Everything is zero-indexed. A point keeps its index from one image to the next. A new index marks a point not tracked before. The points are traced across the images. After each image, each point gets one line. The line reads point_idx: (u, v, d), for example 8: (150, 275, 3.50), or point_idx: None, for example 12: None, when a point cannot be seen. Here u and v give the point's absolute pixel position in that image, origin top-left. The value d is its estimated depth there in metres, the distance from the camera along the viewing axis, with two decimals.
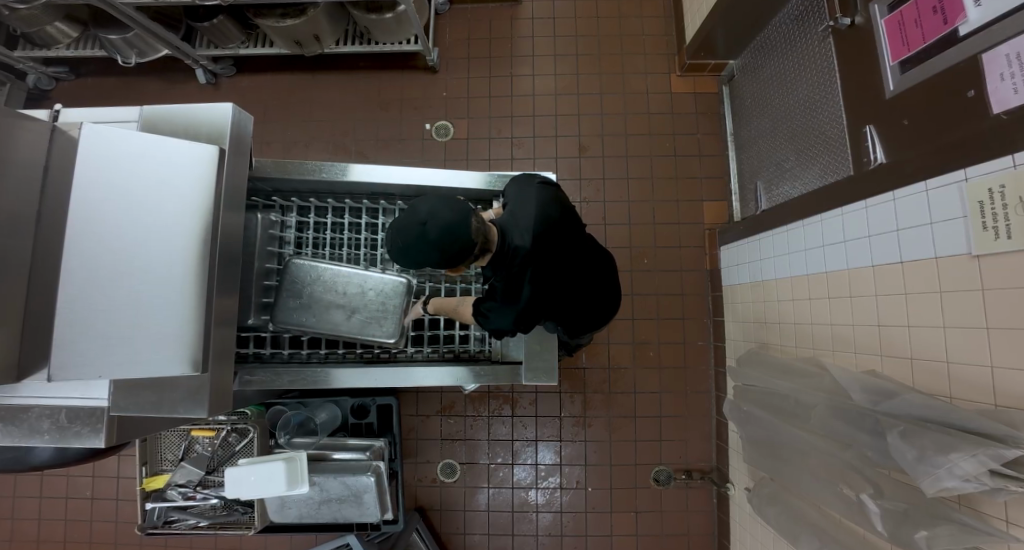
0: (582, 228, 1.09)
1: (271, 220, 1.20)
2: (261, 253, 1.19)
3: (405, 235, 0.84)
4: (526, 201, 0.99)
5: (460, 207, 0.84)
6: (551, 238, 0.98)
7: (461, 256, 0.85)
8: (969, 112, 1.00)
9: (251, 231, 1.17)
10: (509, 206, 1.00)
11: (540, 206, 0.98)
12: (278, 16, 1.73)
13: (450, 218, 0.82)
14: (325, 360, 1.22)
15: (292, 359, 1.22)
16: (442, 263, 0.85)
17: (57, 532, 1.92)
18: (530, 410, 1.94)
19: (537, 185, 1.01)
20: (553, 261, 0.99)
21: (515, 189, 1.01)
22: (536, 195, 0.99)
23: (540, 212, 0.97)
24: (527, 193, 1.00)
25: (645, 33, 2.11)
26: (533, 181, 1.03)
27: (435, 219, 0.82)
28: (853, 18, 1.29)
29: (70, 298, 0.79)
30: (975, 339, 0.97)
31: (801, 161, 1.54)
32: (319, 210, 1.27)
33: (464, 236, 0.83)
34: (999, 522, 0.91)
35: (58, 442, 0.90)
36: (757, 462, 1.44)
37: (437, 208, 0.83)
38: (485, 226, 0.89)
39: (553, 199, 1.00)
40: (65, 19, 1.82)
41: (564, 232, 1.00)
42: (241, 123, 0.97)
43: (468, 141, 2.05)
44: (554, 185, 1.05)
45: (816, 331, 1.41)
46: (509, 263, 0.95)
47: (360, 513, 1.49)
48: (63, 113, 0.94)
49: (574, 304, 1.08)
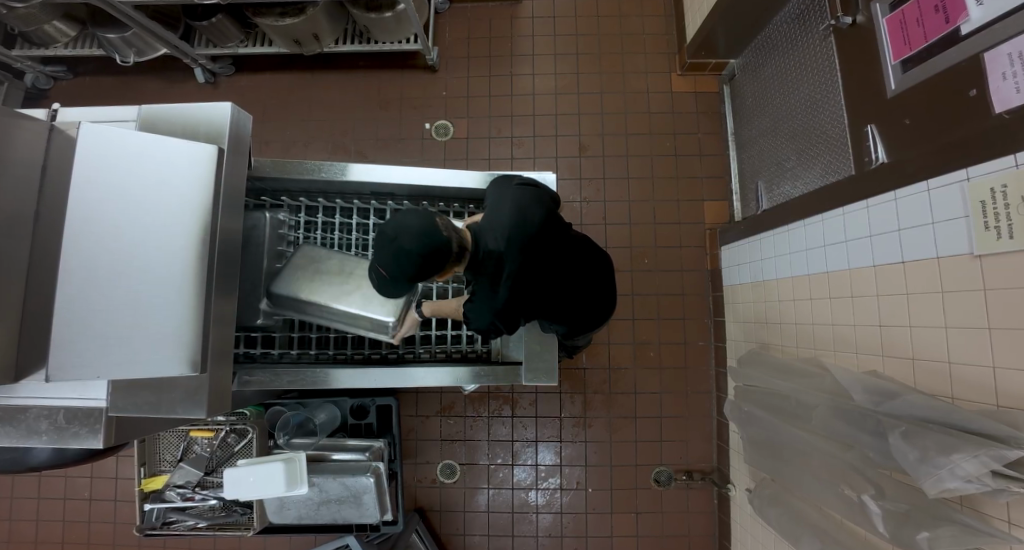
0: (567, 227, 1.07)
1: (279, 220, 1.16)
2: (270, 254, 1.14)
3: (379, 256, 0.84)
4: (501, 202, 0.98)
5: (427, 215, 0.83)
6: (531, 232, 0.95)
7: (437, 265, 0.83)
8: (970, 112, 1.00)
9: (260, 231, 1.12)
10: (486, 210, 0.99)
11: (517, 204, 0.97)
12: (277, 15, 1.72)
13: (420, 225, 0.81)
14: (334, 360, 1.21)
15: (301, 359, 1.21)
16: (419, 276, 0.84)
17: (54, 533, 1.91)
18: (530, 411, 1.93)
19: (514, 186, 1.00)
20: (536, 255, 0.96)
21: (495, 190, 1.01)
22: (512, 194, 0.98)
23: (517, 209, 0.95)
24: (504, 193, 0.99)
25: (645, 32, 2.11)
26: (508, 182, 1.02)
27: (401, 229, 0.81)
28: (854, 17, 1.28)
29: (68, 297, 0.78)
30: (977, 340, 0.97)
31: (802, 161, 1.54)
32: (327, 210, 1.26)
33: (432, 239, 0.81)
34: (1002, 523, 0.91)
35: (56, 443, 0.89)
36: (757, 462, 1.44)
37: (402, 220, 0.82)
38: (456, 230, 0.89)
39: (531, 199, 0.98)
40: (63, 18, 1.81)
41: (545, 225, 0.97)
42: (240, 122, 0.97)
43: (468, 141, 2.05)
44: (536, 185, 1.02)
45: (818, 331, 1.41)
46: (487, 266, 0.93)
47: (360, 514, 1.49)
48: (61, 113, 0.93)
49: (564, 302, 1.07)
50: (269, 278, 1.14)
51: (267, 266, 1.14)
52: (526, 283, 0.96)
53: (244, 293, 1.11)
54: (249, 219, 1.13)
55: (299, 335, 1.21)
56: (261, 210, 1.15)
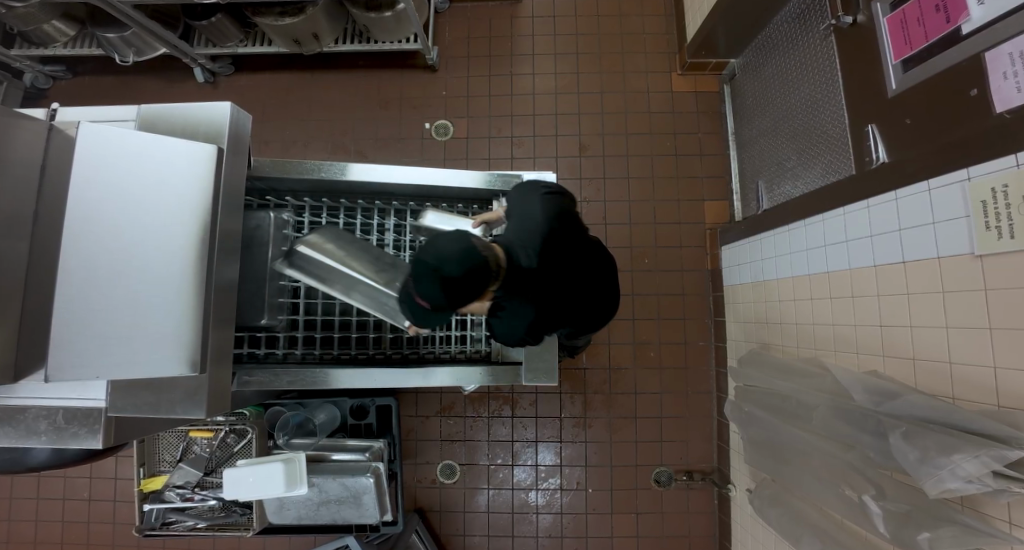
0: (586, 232, 1.09)
1: (283, 220, 1.13)
2: (276, 254, 1.10)
3: (417, 281, 0.78)
4: (528, 215, 0.98)
5: (468, 237, 0.78)
6: (558, 247, 0.98)
7: (480, 290, 0.79)
8: (971, 111, 0.99)
9: (264, 232, 1.09)
10: (513, 222, 0.98)
11: (545, 217, 0.98)
12: (276, 14, 1.71)
13: (465, 250, 0.76)
14: (338, 360, 1.20)
15: (306, 359, 1.20)
16: (462, 301, 0.79)
17: (54, 533, 1.91)
18: (530, 411, 1.93)
19: (541, 194, 1.01)
20: (563, 270, 0.99)
21: (521, 196, 1.01)
22: (541, 207, 0.99)
23: (547, 224, 0.97)
24: (531, 205, 0.99)
25: (645, 31, 2.10)
26: (532, 191, 1.02)
27: (446, 254, 0.75)
28: (855, 16, 1.28)
29: (67, 297, 0.77)
30: (978, 340, 0.97)
31: (802, 161, 1.53)
32: (331, 210, 1.24)
33: (476, 263, 0.77)
34: (1002, 523, 0.90)
35: (54, 444, 0.88)
36: (758, 462, 1.44)
37: (445, 244, 0.76)
38: (493, 248, 0.84)
39: (557, 208, 1.00)
40: (62, 17, 1.81)
41: (568, 239, 1.01)
42: (239, 122, 0.97)
43: (468, 141, 2.04)
44: (559, 192, 1.04)
45: (818, 331, 1.41)
46: (521, 282, 0.91)
47: (360, 515, 1.48)
48: (60, 112, 0.93)
49: (584, 308, 1.08)
50: (275, 279, 1.10)
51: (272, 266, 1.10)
52: (556, 298, 0.99)
53: (248, 293, 1.08)
54: (253, 218, 1.09)
55: (304, 336, 1.18)
56: (265, 210, 1.11)
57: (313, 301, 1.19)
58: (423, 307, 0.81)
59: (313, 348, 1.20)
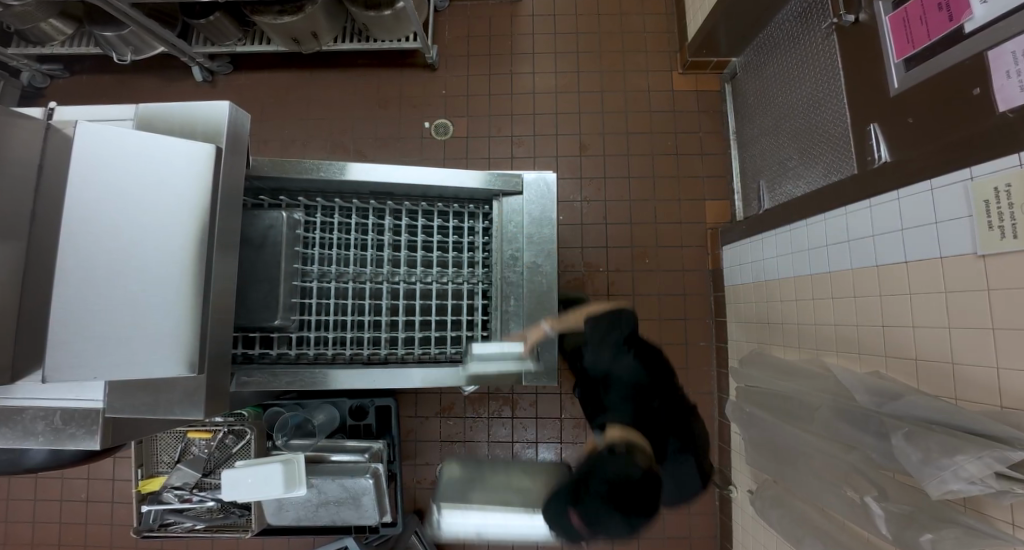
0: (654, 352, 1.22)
1: (294, 219, 1.12)
2: (287, 254, 1.09)
3: (578, 507, 0.96)
4: (626, 370, 1.15)
5: (623, 455, 0.99)
6: (663, 381, 1.19)
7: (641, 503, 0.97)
8: (976, 110, 0.98)
9: (275, 232, 1.08)
10: (617, 385, 1.15)
11: (635, 366, 1.16)
12: (276, 12, 1.70)
13: (625, 468, 0.98)
14: (350, 360, 1.17)
15: (317, 359, 1.17)
16: (619, 522, 0.96)
17: (51, 535, 1.90)
18: (530, 412, 1.92)
19: (614, 347, 1.17)
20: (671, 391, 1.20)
21: (598, 359, 1.18)
22: (630, 361, 1.17)
23: (647, 373, 1.16)
24: (615, 368, 1.16)
25: (646, 30, 2.10)
26: (607, 344, 1.18)
27: (606, 476, 0.97)
28: (857, 15, 1.27)
29: (65, 298, 0.76)
30: (982, 339, 0.96)
31: (804, 160, 1.52)
32: (342, 210, 1.23)
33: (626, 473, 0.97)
34: (1006, 525, 0.90)
35: (52, 445, 0.87)
36: (760, 463, 1.44)
37: (606, 463, 0.99)
38: (638, 446, 1.02)
39: (630, 356, 1.17)
40: (59, 15, 1.80)
41: (661, 366, 1.20)
42: (238, 121, 0.95)
43: (468, 140, 2.04)
44: (622, 326, 1.21)
45: (820, 332, 1.40)
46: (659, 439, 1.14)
47: (359, 516, 1.48)
48: (58, 110, 0.92)
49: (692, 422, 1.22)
50: (288, 278, 1.09)
51: (284, 267, 1.08)
52: (684, 416, 1.21)
53: (261, 292, 1.07)
54: (265, 217, 1.08)
55: (316, 336, 1.16)
56: (276, 209, 1.10)
57: (324, 302, 1.18)
58: (578, 529, 0.97)
59: (325, 349, 1.17)
